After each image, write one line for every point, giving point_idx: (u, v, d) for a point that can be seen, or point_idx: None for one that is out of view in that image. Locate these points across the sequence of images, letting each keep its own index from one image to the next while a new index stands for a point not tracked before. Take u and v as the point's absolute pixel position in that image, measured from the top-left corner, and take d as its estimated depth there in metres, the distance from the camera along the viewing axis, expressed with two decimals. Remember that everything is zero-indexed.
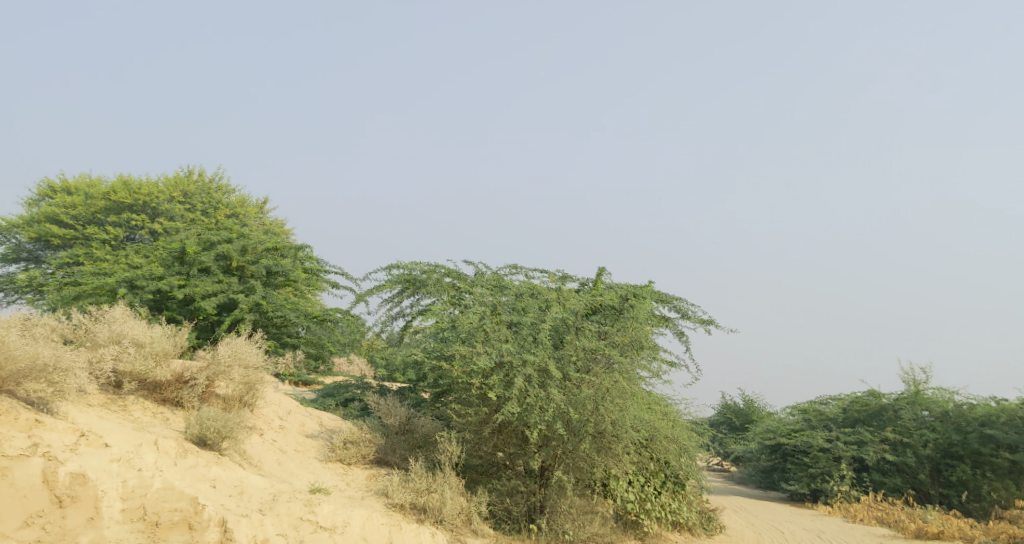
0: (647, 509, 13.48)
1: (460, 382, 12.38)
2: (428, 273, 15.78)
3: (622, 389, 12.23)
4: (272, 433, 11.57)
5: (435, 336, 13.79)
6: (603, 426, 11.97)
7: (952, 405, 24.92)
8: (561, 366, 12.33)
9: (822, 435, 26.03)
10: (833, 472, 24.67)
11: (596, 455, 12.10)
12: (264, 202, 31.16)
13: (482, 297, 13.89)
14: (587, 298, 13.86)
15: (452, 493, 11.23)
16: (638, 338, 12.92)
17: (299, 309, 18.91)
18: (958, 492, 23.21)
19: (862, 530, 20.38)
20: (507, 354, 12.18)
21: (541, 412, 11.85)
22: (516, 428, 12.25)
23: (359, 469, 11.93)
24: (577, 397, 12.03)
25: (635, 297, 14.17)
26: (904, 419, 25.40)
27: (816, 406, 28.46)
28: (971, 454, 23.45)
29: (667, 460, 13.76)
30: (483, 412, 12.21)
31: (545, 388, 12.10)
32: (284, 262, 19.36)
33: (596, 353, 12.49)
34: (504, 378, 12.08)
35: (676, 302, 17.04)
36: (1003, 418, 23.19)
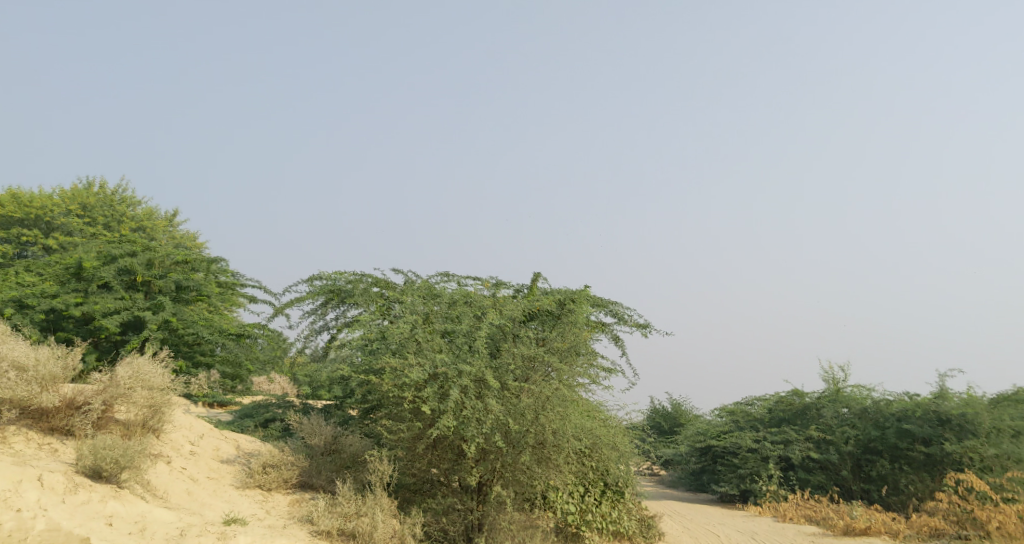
0: (588, 521, 13.05)
1: (391, 397, 11.60)
2: (354, 282, 14.91)
3: (564, 396, 11.80)
4: (181, 459, 10.52)
5: (363, 349, 12.95)
6: (544, 437, 11.46)
7: (870, 401, 25.42)
8: (499, 375, 11.75)
9: (750, 435, 26.35)
10: (762, 472, 24.96)
11: (536, 467, 11.55)
12: (174, 214, 29.42)
13: (413, 306, 13.13)
14: (523, 304, 13.38)
15: (384, 515, 10.43)
16: (577, 343, 12.62)
17: (213, 326, 17.67)
18: (878, 485, 23.59)
19: (793, 529, 20.51)
20: (442, 365, 11.50)
21: (478, 425, 11.23)
22: (452, 442, 11.57)
23: (281, 494, 11.00)
24: (516, 407, 11.47)
25: (572, 302, 13.80)
26: (826, 416, 25.92)
27: (743, 407, 28.79)
28: (890, 448, 23.76)
29: (607, 469, 13.31)
30: (417, 428, 11.44)
31: (482, 398, 11.48)
32: (195, 275, 18.04)
33: (535, 361, 12.01)
34: (439, 390, 11.38)
35: (612, 307, 16.75)
36: (918, 413, 23.26)
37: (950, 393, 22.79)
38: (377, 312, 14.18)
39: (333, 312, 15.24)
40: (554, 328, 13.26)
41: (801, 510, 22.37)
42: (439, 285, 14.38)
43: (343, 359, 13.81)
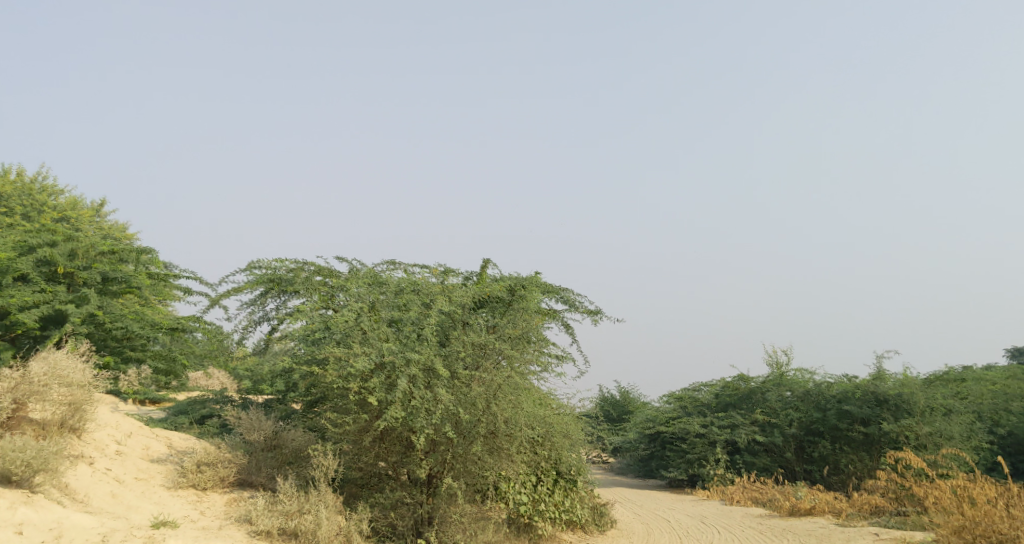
0: (540, 510, 12.77)
1: (336, 389, 11.01)
2: (295, 270, 14.21)
3: (518, 385, 11.48)
4: (105, 461, 9.80)
5: (305, 339, 12.31)
6: (496, 426, 11.07)
7: (812, 384, 25.82)
8: (448, 363, 11.29)
9: (698, 421, 26.55)
10: (709, 456, 25.20)
11: (488, 457, 11.18)
12: (101, 204, 27.99)
13: (358, 294, 12.54)
14: (473, 290, 12.93)
15: (329, 512, 9.91)
16: (530, 329, 12.27)
17: (144, 320, 16.73)
18: (820, 466, 24.02)
19: (740, 512, 20.69)
20: (389, 354, 10.95)
21: (428, 415, 10.75)
22: (400, 434, 11.06)
23: (217, 494, 10.35)
24: (467, 397, 11.04)
25: (523, 287, 13.43)
26: (771, 400, 26.27)
27: (690, 394, 28.98)
28: (830, 430, 24.01)
29: (559, 457, 13.04)
30: (363, 420, 10.89)
31: (432, 388, 11.00)
32: (124, 267, 17.02)
33: (487, 348, 11.59)
34: (386, 381, 10.85)
35: (563, 294, 16.48)
36: (858, 394, 23.63)
37: (887, 374, 23.24)
38: (321, 301, 13.52)
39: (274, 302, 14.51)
40: (505, 315, 12.88)
41: (747, 492, 22.60)
42: (385, 273, 13.81)
43: (284, 351, 13.16)
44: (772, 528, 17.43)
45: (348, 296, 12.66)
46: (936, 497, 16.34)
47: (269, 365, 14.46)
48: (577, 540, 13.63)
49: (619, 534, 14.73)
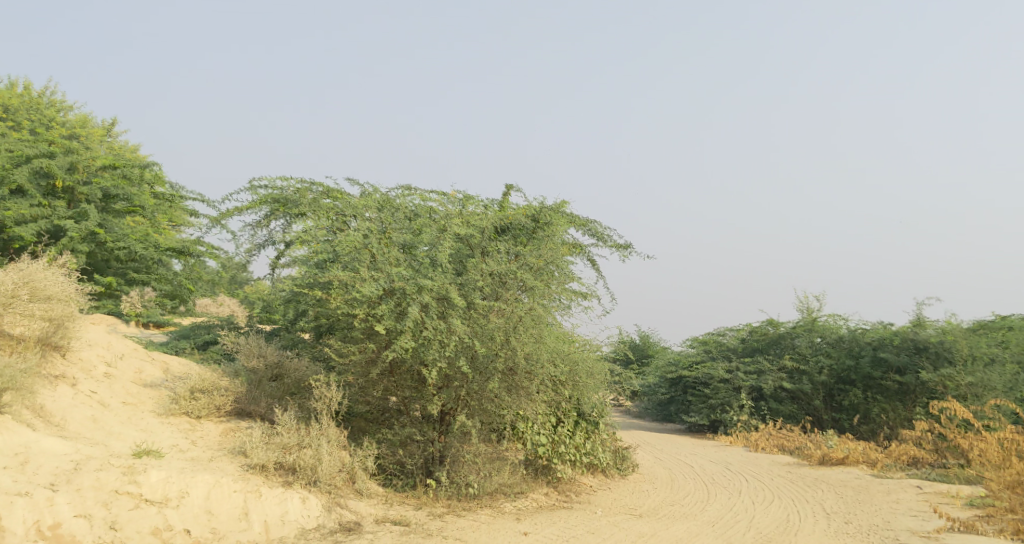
0: (560, 453, 11.90)
1: (341, 315, 10.07)
2: (300, 190, 13.19)
3: (543, 319, 10.53)
4: (90, 383, 9.10)
5: (311, 264, 11.37)
6: (514, 362, 10.16)
7: (845, 330, 24.52)
8: (464, 293, 10.31)
9: (722, 365, 25.57)
10: (733, 402, 24.35)
11: (505, 396, 10.30)
12: (111, 124, 27.43)
13: (367, 216, 11.50)
14: (493, 216, 11.88)
15: (331, 447, 9.15)
16: (553, 258, 11.30)
17: (149, 240, 16.01)
18: (849, 415, 23.03)
19: (767, 459, 19.87)
20: (399, 280, 9.92)
21: (440, 348, 9.82)
22: (410, 367, 10.14)
23: (211, 423, 9.62)
24: (484, 328, 10.10)
25: (548, 214, 12.34)
26: (800, 346, 25.02)
27: (715, 337, 27.94)
28: (863, 378, 22.96)
29: (581, 397, 12.15)
30: (370, 351, 9.98)
31: (446, 318, 10.04)
32: (127, 184, 16.21)
33: (506, 277, 10.63)
34: (395, 308, 9.85)
35: (591, 226, 15.37)
36: (895, 341, 22.46)
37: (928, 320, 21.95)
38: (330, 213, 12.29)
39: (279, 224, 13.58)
40: (528, 244, 11.88)
41: (772, 440, 21.76)
42: (397, 197, 12.80)
43: (288, 275, 12.24)
44: (803, 476, 16.57)
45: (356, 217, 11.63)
46: (981, 449, 15.31)
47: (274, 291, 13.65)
48: (598, 483, 12.88)
49: (641, 479, 13.98)
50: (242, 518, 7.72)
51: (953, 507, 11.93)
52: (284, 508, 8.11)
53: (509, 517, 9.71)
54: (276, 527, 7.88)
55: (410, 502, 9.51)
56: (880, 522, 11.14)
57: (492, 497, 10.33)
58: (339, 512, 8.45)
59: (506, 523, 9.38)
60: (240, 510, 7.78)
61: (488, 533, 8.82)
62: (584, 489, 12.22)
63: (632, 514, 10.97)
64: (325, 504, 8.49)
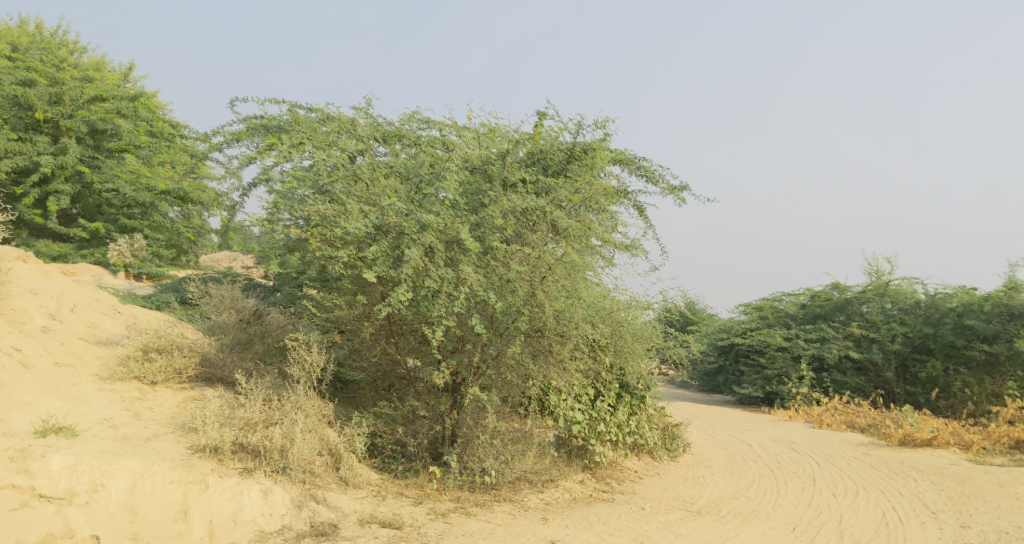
0: (598, 432, 9.94)
1: (322, 260, 8.10)
2: (294, 117, 11.19)
3: (579, 269, 8.56)
4: (15, 338, 7.41)
5: (295, 198, 9.40)
6: (542, 322, 8.19)
7: (923, 295, 21.55)
8: (479, 236, 8.34)
9: (781, 333, 23.11)
10: (792, 372, 21.94)
11: (530, 364, 8.34)
12: (129, 68, 26.09)
13: (360, 143, 9.39)
14: (522, 146, 9.82)
15: (308, 424, 7.25)
16: (592, 196, 9.29)
17: (140, 182, 14.69)
18: (926, 389, 20.29)
19: (835, 437, 17.55)
20: (393, 215, 7.83)
21: (447, 302, 7.90)
22: (412, 326, 8.21)
23: (169, 390, 7.83)
24: (504, 278, 8.11)
25: (587, 149, 10.28)
26: (869, 312, 22.20)
27: (772, 302, 25.36)
28: (943, 347, 20.15)
29: (625, 366, 10.06)
30: (362, 305, 8.04)
31: (456, 267, 8.09)
32: (116, 119, 14.80)
33: (535, 217, 8.72)
34: (391, 251, 7.85)
35: (641, 164, 13.14)
36: (985, 306, 19.59)
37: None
38: (324, 139, 10.14)
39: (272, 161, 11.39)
40: (561, 179, 9.82)
41: (839, 415, 19.34)
42: (402, 123, 10.65)
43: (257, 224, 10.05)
44: (885, 461, 14.28)
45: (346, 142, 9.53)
46: None
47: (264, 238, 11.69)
48: (643, 468, 10.85)
49: (694, 462, 11.89)
50: (178, 518, 5.88)
51: None
52: (241, 505, 6.24)
53: (534, 516, 7.71)
54: (224, 530, 6.01)
55: (408, 494, 7.59)
56: (1007, 528, 9.51)
57: (514, 487, 8.39)
58: (312, 510, 6.53)
59: (529, 525, 7.35)
60: (177, 507, 5.93)
61: (504, 541, 6.81)
62: (627, 476, 10.22)
63: (688, 511, 8.93)
64: (295, 499, 6.59)
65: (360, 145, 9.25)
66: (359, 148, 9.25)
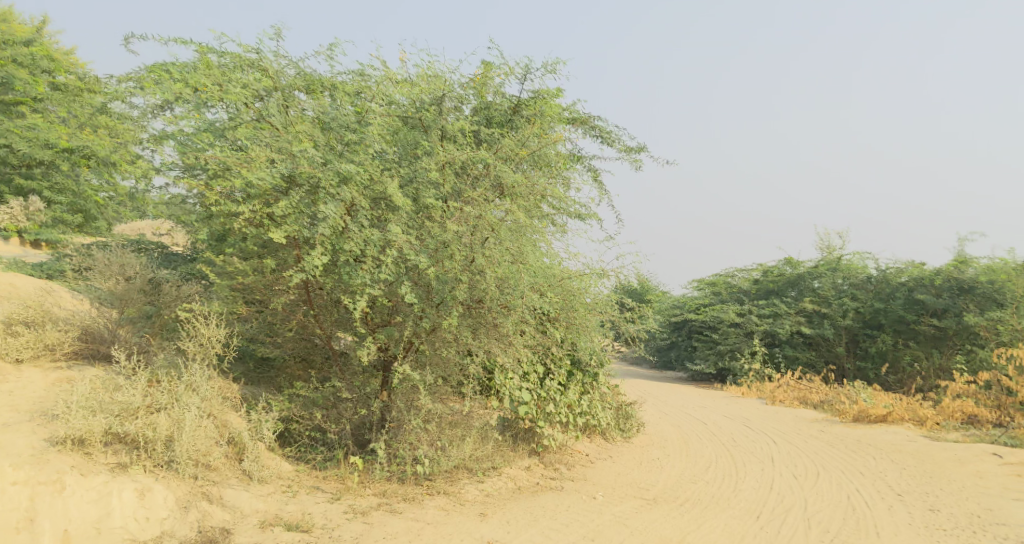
0: (547, 414, 9.03)
1: (222, 217, 6.80)
2: (202, 60, 9.80)
3: (526, 230, 7.63)
4: None
5: (185, 148, 8.01)
6: (483, 292, 7.18)
7: (875, 270, 21.11)
8: (412, 192, 7.26)
9: (734, 308, 22.55)
10: (744, 348, 21.44)
11: (470, 339, 7.34)
12: (44, 22, 24.04)
13: (267, 76, 7.52)
14: (470, 100, 8.81)
15: (204, 410, 6.11)
16: (541, 151, 8.31)
17: (36, 139, 13.37)
18: (875, 363, 19.94)
19: (789, 413, 17.08)
20: (307, 163, 6.55)
21: (373, 268, 6.77)
22: (333, 295, 7.06)
23: (38, 370, 6.61)
24: (439, 241, 7.04)
25: (535, 103, 9.26)
26: (821, 287, 21.73)
27: (726, 277, 24.74)
28: (892, 322, 19.76)
29: (577, 341, 9.16)
30: (272, 270, 6.83)
31: (383, 227, 6.97)
32: (12, 68, 13.87)
33: (476, 172, 7.67)
34: (306, 208, 6.59)
35: (596, 125, 12.20)
36: (936, 280, 18.95)
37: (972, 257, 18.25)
38: (219, 71, 8.56)
39: (169, 112, 9.86)
40: (506, 133, 8.79)
41: (792, 391, 18.89)
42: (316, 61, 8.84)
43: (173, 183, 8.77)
44: (842, 438, 13.79)
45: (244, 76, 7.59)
46: None
47: (166, 199, 10.27)
48: (595, 452, 9.99)
49: (649, 443, 11.09)
50: (19, 529, 4.87)
51: None
52: (109, 509, 5.15)
53: (472, 511, 6.74)
54: (82, 540, 4.97)
55: (326, 489, 6.50)
56: (978, 512, 8.97)
57: (451, 477, 7.40)
58: (200, 512, 5.42)
59: (465, 523, 6.38)
60: (22, 513, 4.93)
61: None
62: (578, 460, 9.34)
63: (643, 500, 8.09)
64: (180, 499, 5.46)
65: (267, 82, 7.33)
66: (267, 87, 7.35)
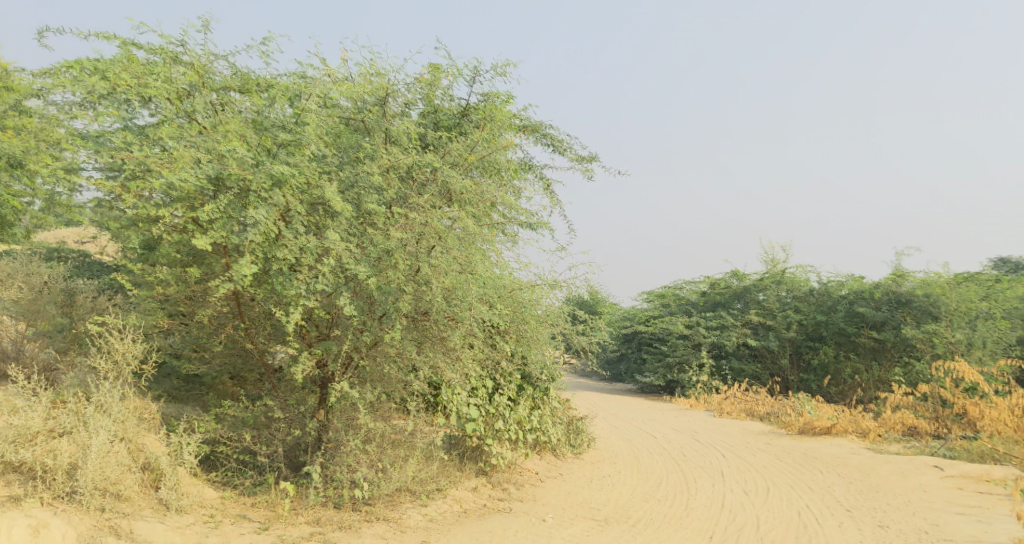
0: (495, 431, 8.65)
1: (141, 222, 6.27)
2: (126, 55, 9.17)
3: (475, 239, 7.29)
4: None
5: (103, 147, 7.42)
6: (428, 304, 6.78)
7: (818, 283, 21.36)
8: (353, 197, 6.83)
9: (682, 319, 22.54)
10: (692, 361, 21.45)
11: (414, 354, 6.91)
12: None
13: (192, 68, 6.81)
14: (417, 102, 8.43)
15: (116, 433, 5.54)
16: (490, 156, 7.97)
17: None
18: (818, 375, 20.15)
19: (737, 426, 17.07)
20: (236, 164, 6.04)
21: (308, 278, 6.30)
22: (265, 307, 6.56)
23: None
24: (382, 250, 6.62)
25: (483, 107, 8.92)
26: (766, 300, 21.89)
27: (674, 289, 24.78)
28: (834, 334, 19.99)
29: (527, 355, 8.81)
30: (197, 279, 6.32)
31: (321, 234, 6.52)
32: None
33: (422, 177, 7.27)
34: (234, 212, 6.09)
35: (546, 132, 11.94)
36: (876, 294, 19.16)
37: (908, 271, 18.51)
38: (143, 67, 7.93)
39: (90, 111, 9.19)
40: (453, 137, 8.43)
41: (739, 403, 18.92)
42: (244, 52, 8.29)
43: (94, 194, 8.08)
44: (790, 451, 13.76)
45: (169, 68, 6.87)
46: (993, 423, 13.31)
47: (86, 203, 9.57)
48: (545, 469, 9.64)
49: (599, 459, 10.81)
50: None
51: (998, 503, 9.97)
52: None
53: (413, 538, 6.30)
54: None
55: (253, 517, 5.97)
56: (926, 527, 8.92)
57: (392, 501, 6.95)
58: None
59: None
60: None
61: None
62: (526, 479, 8.97)
63: (594, 521, 7.77)
64: (82, 535, 4.94)
65: (194, 75, 6.58)
66: (194, 80, 6.59)
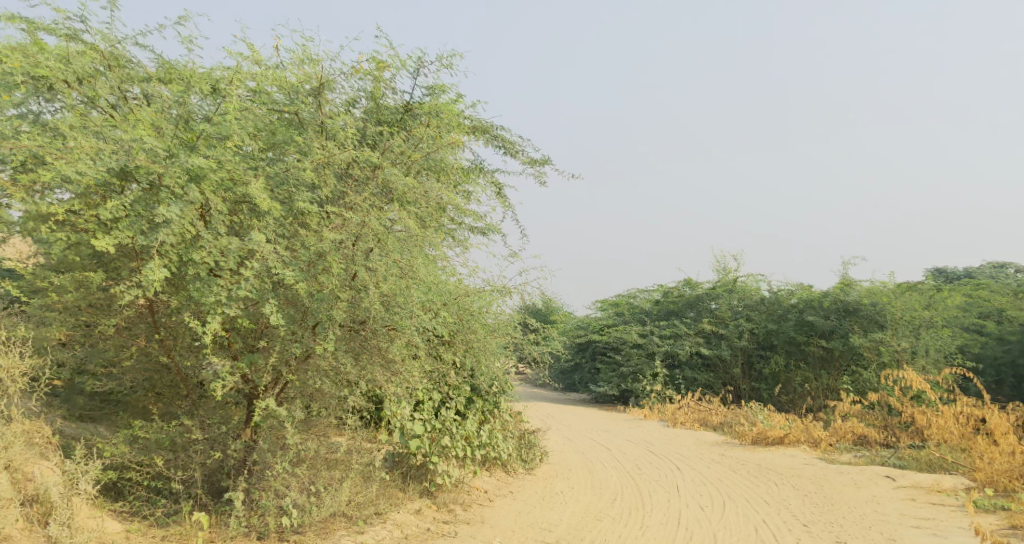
0: (442, 448, 8.10)
1: (37, 220, 5.59)
2: None
3: (419, 242, 6.77)
4: None
5: None
6: (366, 313, 6.22)
7: (769, 292, 21.31)
8: (283, 195, 6.24)
9: (636, 328, 22.28)
10: (645, 370, 21.19)
11: (350, 367, 6.34)
12: None
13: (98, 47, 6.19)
14: (358, 95, 7.88)
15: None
16: (435, 153, 7.46)
17: None
18: (769, 384, 20.08)
19: (690, 436, 16.82)
20: (146, 156, 5.42)
21: (230, 284, 5.70)
22: (182, 317, 5.91)
23: None
24: (314, 253, 6.05)
25: (428, 103, 8.41)
26: (718, 309, 21.79)
27: (628, 298, 24.55)
28: (784, 343, 19.95)
29: (477, 367, 8.30)
30: (103, 285, 5.66)
31: (246, 235, 5.92)
32: None
33: (361, 175, 6.72)
34: (144, 210, 5.47)
35: (496, 134, 11.47)
36: (824, 302, 19.11)
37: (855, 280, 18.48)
38: None
39: None
40: (396, 134, 7.89)
41: (693, 413, 18.69)
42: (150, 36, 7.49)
43: None
44: (744, 463, 13.51)
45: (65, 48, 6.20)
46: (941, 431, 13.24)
47: None
48: (495, 487, 9.12)
49: (552, 474, 10.33)
50: None
51: (952, 515, 9.81)
52: None
53: None
54: None
55: None
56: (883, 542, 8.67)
57: (325, 528, 6.34)
58: None
59: None
60: None
61: None
62: (475, 499, 8.43)
63: None
64: None
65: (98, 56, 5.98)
66: (99, 62, 5.99)
